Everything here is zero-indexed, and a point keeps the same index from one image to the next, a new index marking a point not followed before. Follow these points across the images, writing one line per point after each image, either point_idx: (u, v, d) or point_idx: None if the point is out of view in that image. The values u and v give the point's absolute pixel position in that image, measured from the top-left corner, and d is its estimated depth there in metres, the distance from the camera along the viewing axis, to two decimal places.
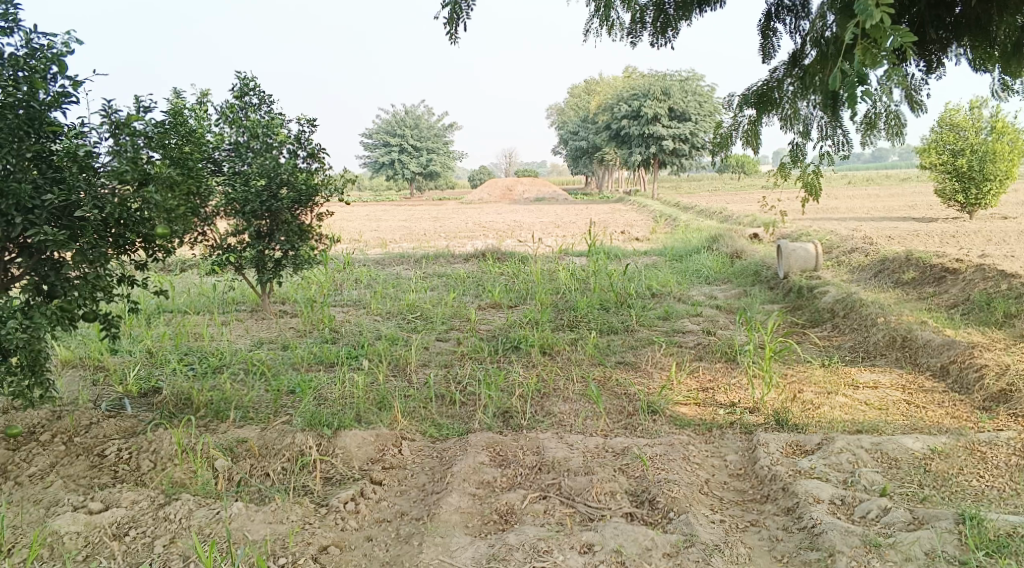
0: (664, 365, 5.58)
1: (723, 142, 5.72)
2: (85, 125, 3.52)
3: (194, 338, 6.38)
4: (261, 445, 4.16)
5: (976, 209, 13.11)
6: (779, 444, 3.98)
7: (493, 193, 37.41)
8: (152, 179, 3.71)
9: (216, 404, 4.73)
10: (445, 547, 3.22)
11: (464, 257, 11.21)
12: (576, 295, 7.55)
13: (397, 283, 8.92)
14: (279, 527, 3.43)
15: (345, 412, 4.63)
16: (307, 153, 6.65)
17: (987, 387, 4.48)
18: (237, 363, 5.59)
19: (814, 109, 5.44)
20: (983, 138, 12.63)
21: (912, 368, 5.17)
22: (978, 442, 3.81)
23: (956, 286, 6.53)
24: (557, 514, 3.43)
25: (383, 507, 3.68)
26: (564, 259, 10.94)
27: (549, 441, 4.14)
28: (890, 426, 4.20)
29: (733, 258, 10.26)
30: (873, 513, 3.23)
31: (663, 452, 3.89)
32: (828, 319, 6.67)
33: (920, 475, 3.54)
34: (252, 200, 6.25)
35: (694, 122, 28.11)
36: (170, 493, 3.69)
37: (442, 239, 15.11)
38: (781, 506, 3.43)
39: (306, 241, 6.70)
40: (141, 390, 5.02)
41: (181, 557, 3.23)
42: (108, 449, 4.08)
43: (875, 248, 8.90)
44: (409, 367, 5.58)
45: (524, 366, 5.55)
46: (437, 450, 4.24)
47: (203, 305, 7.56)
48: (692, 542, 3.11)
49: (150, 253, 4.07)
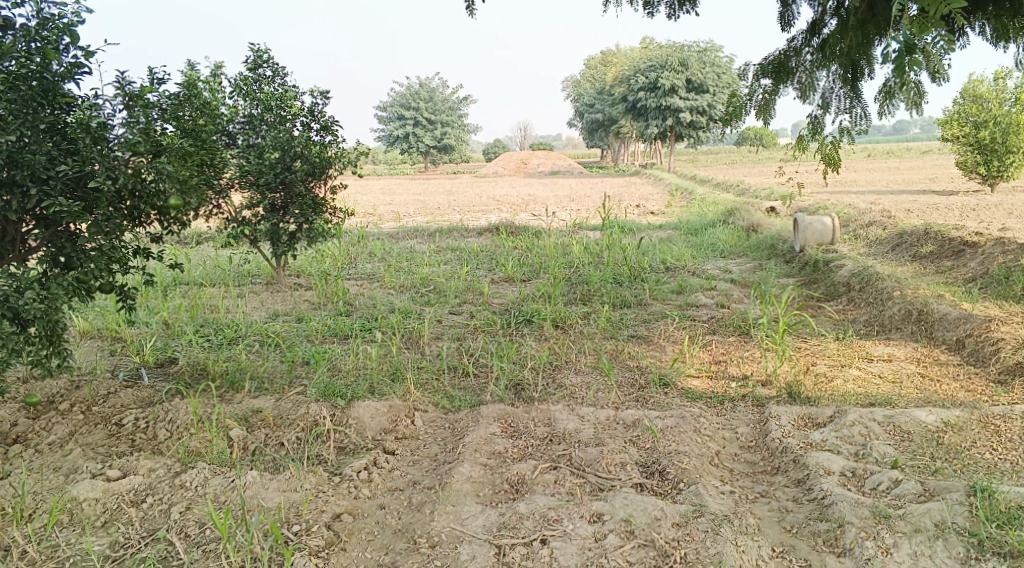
0: (677, 338, 5.58)
1: (736, 112, 5.62)
2: (98, 96, 3.53)
3: (210, 310, 6.45)
4: (276, 416, 4.22)
5: (998, 181, 12.87)
6: (790, 416, 3.97)
7: (507, 167, 37.23)
8: (164, 150, 3.71)
9: (231, 374, 4.79)
10: (456, 515, 3.26)
11: (477, 231, 11.19)
12: (589, 268, 7.53)
13: (410, 256, 8.94)
14: (292, 495, 3.48)
15: (359, 383, 4.67)
16: (321, 125, 6.64)
17: (1003, 361, 4.43)
18: (253, 335, 5.64)
19: (833, 81, 5.36)
20: (1007, 109, 12.32)
21: (927, 342, 5.12)
22: (992, 415, 3.78)
23: (975, 259, 6.45)
24: (568, 484, 3.45)
25: (396, 476, 3.72)
26: (578, 233, 10.90)
27: (561, 413, 4.16)
28: (904, 399, 4.18)
29: (750, 232, 10.17)
30: (883, 485, 3.22)
31: (674, 425, 3.90)
32: (844, 293, 6.61)
33: (932, 447, 3.52)
34: (266, 173, 6.26)
35: (711, 94, 27.71)
36: (187, 462, 3.76)
37: (456, 213, 15.08)
38: (791, 478, 3.44)
39: (320, 214, 6.70)
40: (158, 360, 5.10)
41: (198, 523, 3.29)
42: (125, 418, 4.15)
43: (894, 221, 8.78)
44: (422, 340, 5.61)
45: (536, 339, 5.56)
46: (449, 421, 4.28)
47: (219, 278, 7.62)
48: (701, 512, 3.12)
49: (165, 225, 4.09)
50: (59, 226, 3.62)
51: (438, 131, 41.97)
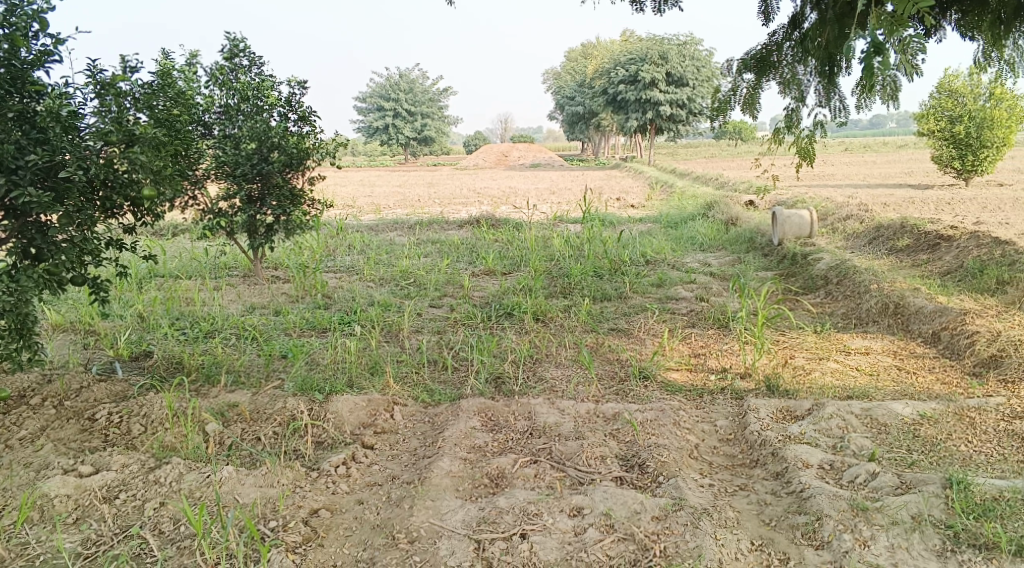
0: (657, 332, 5.58)
1: (721, 107, 5.63)
2: (69, 85, 3.45)
3: (186, 303, 6.35)
4: (253, 410, 4.18)
5: (972, 176, 13.04)
6: (769, 410, 3.99)
7: (488, 159, 37.13)
8: (137, 140, 3.59)
9: (207, 368, 4.72)
10: (435, 510, 3.23)
11: (458, 224, 11.14)
12: (570, 262, 7.52)
13: (390, 249, 8.88)
14: (269, 491, 3.43)
15: (338, 377, 4.63)
16: (299, 116, 6.55)
17: (978, 353, 4.48)
18: (229, 328, 5.57)
19: (812, 75, 5.37)
20: (982, 104, 12.50)
21: (903, 335, 5.17)
22: (967, 407, 3.82)
23: (950, 253, 6.52)
24: (548, 478, 3.44)
25: (374, 471, 3.69)
26: (558, 226, 10.90)
27: (541, 407, 4.15)
28: (881, 392, 4.21)
29: (729, 225, 10.22)
30: (861, 478, 3.24)
31: (654, 418, 3.90)
32: (822, 286, 6.66)
33: (908, 440, 3.55)
34: (242, 163, 6.17)
35: (691, 88, 27.83)
36: (161, 457, 3.70)
37: (437, 205, 15.02)
38: (770, 471, 3.45)
39: (298, 206, 6.61)
40: (132, 353, 5.01)
41: (172, 520, 3.24)
42: (98, 413, 4.07)
43: (870, 215, 8.87)
44: (402, 333, 5.58)
45: (516, 332, 5.55)
46: (429, 415, 4.25)
47: (195, 270, 7.51)
48: (681, 506, 3.12)
49: (139, 217, 4.01)
50: (28, 217, 3.53)
51: (418, 123, 41.73)
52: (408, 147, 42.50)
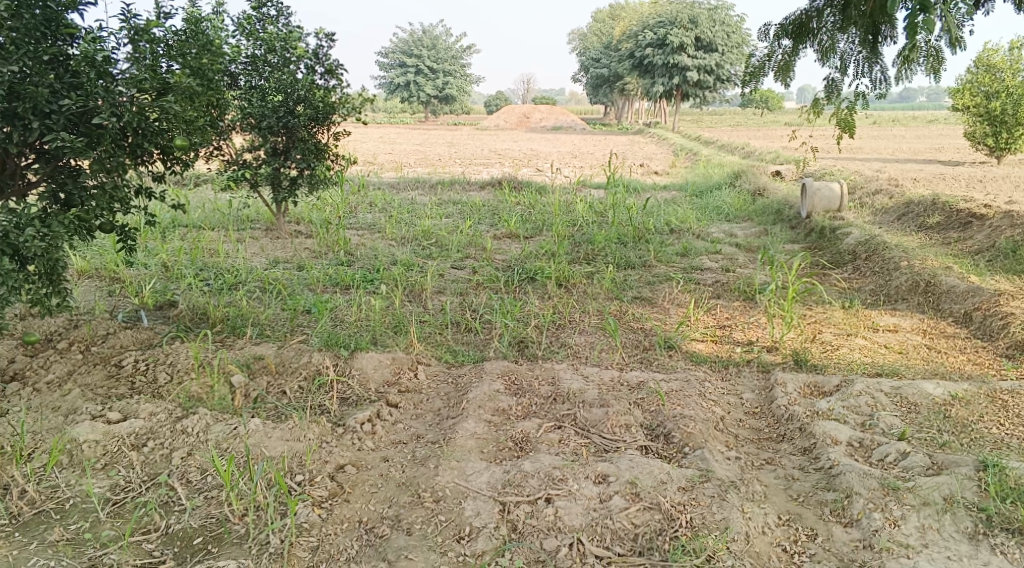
0: (682, 302, 5.53)
1: (754, 73, 5.54)
2: (103, 30, 3.41)
3: (210, 254, 6.36)
4: (278, 363, 4.20)
5: (1006, 153, 12.71)
6: (796, 384, 3.96)
7: (510, 120, 36.72)
8: (170, 89, 3.60)
9: (232, 320, 4.74)
10: (461, 471, 3.25)
11: (480, 186, 11.04)
12: (593, 228, 7.45)
13: (411, 208, 8.83)
14: (295, 445, 3.45)
15: (362, 335, 4.64)
16: (325, 69, 6.46)
17: (1012, 335, 4.40)
18: (253, 281, 5.59)
19: (854, 45, 5.17)
20: (1020, 80, 12.11)
21: (934, 313, 5.09)
22: (1000, 390, 3.77)
23: (982, 232, 6.40)
24: (572, 444, 3.45)
25: (399, 429, 3.71)
26: (581, 190, 10.80)
27: (565, 372, 4.13)
28: (911, 370, 4.17)
29: (755, 196, 10.05)
30: (891, 457, 3.22)
31: (680, 389, 3.87)
32: (850, 260, 6.57)
33: (939, 420, 3.52)
34: (268, 116, 6.13)
35: (719, 53, 27.17)
36: (188, 407, 3.71)
37: (458, 165, 14.91)
38: (797, 446, 3.44)
39: (321, 160, 6.55)
40: (157, 302, 5.03)
41: (199, 469, 3.28)
42: (125, 360, 4.10)
43: (901, 191, 8.68)
44: (424, 294, 5.56)
45: (540, 297, 5.53)
46: (453, 376, 4.25)
47: (218, 221, 7.51)
48: (708, 478, 3.12)
49: (167, 165, 3.97)
50: (59, 161, 3.52)
51: (439, 81, 41.26)
52: (429, 105, 42.13)
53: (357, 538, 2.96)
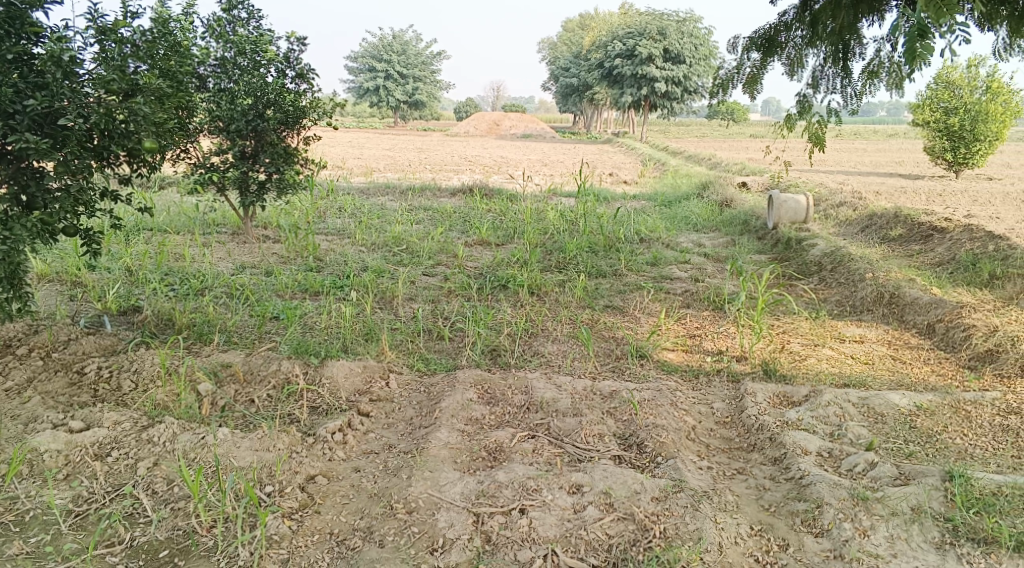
0: (653, 311, 5.57)
1: (724, 84, 5.64)
2: (69, 29, 3.32)
3: (175, 258, 6.23)
4: (246, 371, 4.12)
5: (963, 168, 13.09)
6: (765, 394, 4.02)
7: (479, 126, 36.71)
8: (140, 91, 3.51)
9: (199, 326, 4.64)
10: (434, 481, 3.22)
11: (450, 192, 11.01)
12: (565, 236, 7.47)
13: (381, 214, 8.77)
14: (265, 455, 3.38)
15: (332, 342, 4.58)
16: (296, 73, 6.39)
17: (974, 347, 4.50)
18: (220, 287, 5.49)
19: (822, 61, 5.34)
20: (977, 97, 12.49)
21: (898, 325, 5.20)
22: (963, 401, 3.86)
23: (943, 245, 6.57)
24: (546, 454, 3.44)
25: (371, 439, 3.67)
26: (552, 198, 10.84)
27: (537, 381, 4.13)
28: (877, 381, 4.25)
29: (722, 207, 10.19)
30: (860, 467, 3.27)
31: (652, 397, 3.90)
32: (815, 271, 6.69)
33: (905, 431, 3.59)
34: (237, 119, 6.03)
35: (687, 65, 27.54)
36: (153, 415, 3.62)
37: (427, 171, 14.86)
38: (768, 456, 3.48)
39: (291, 165, 6.47)
40: (121, 307, 4.90)
41: (165, 480, 3.19)
42: (88, 366, 3.99)
43: (864, 203, 8.88)
44: (395, 301, 5.52)
45: (512, 305, 5.52)
46: (425, 385, 4.22)
47: (183, 225, 7.36)
48: (681, 488, 3.13)
49: (134, 168, 3.87)
50: (22, 162, 3.39)
51: (409, 86, 41.13)
52: (398, 110, 41.95)
53: (328, 550, 2.91)
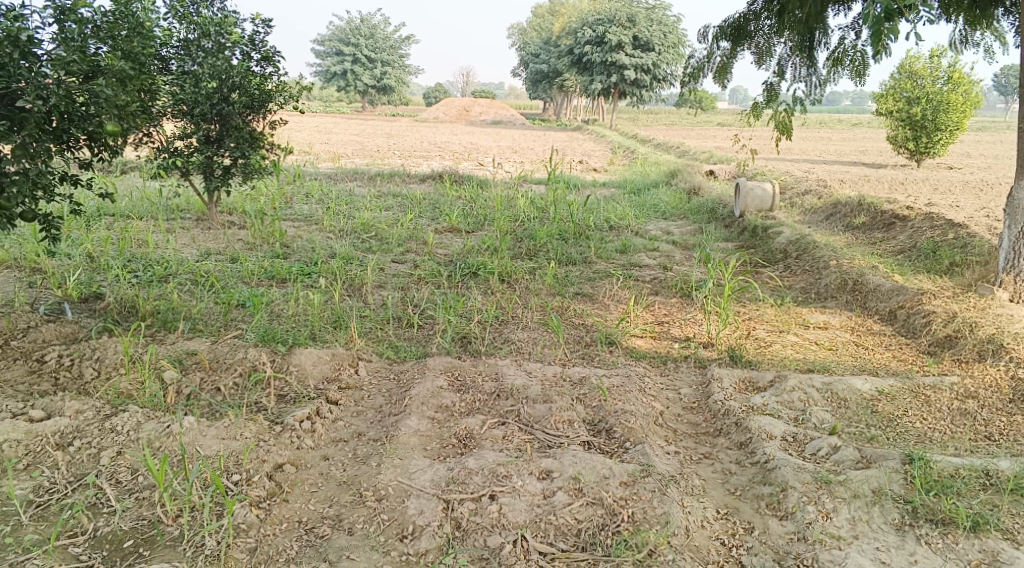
0: (622, 298, 5.61)
1: (694, 73, 5.68)
2: (26, 7, 3.22)
3: (138, 245, 6.10)
4: (212, 359, 4.05)
5: (925, 157, 13.36)
6: (732, 379, 4.08)
7: (449, 112, 36.45)
8: (101, 72, 3.45)
9: (163, 314, 4.55)
10: (404, 468, 3.21)
11: (419, 178, 10.94)
12: (535, 223, 7.47)
13: (349, 199, 8.68)
14: (232, 443, 3.34)
15: (300, 330, 4.53)
16: (261, 56, 6.27)
17: (934, 333, 4.60)
18: (184, 274, 5.39)
19: (790, 49, 5.36)
20: (939, 87, 12.74)
21: (861, 311, 5.31)
22: (923, 385, 3.97)
23: (904, 233, 6.71)
24: (516, 440, 3.46)
25: (340, 427, 3.64)
26: (522, 185, 10.83)
27: (508, 368, 4.14)
28: (840, 366, 4.34)
29: (691, 195, 10.28)
30: (823, 451, 3.35)
31: (621, 384, 3.93)
32: (781, 259, 6.79)
33: (867, 415, 3.68)
34: (201, 103, 5.90)
35: (657, 53, 27.62)
36: (117, 404, 3.55)
37: (396, 157, 14.73)
38: (734, 440, 3.54)
39: (256, 150, 6.36)
40: (82, 294, 4.78)
41: (130, 469, 3.14)
42: (48, 355, 3.89)
43: (829, 191, 9.02)
44: (364, 288, 5.48)
45: (482, 292, 5.51)
46: (395, 372, 4.20)
47: (146, 210, 7.20)
48: (649, 472, 3.17)
49: (95, 152, 3.78)
50: None
51: (377, 70, 40.64)
52: (367, 95, 41.45)
53: (296, 538, 2.89)
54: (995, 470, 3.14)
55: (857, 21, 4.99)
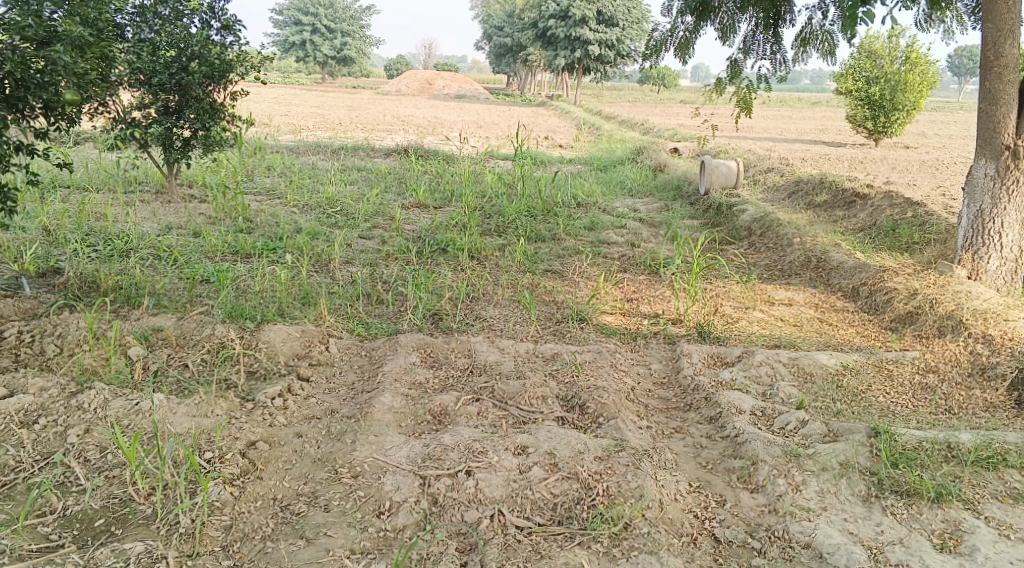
0: (591, 275, 5.64)
1: (657, 47, 5.69)
2: None
3: (96, 218, 5.91)
4: (179, 336, 3.97)
5: (882, 137, 13.63)
6: (700, 354, 4.16)
7: (411, 85, 35.90)
8: (57, 38, 3.31)
9: (126, 289, 4.43)
10: (379, 445, 3.21)
11: (384, 152, 10.80)
12: (503, 200, 7.45)
13: (313, 173, 8.52)
14: (203, 421, 3.29)
15: (268, 306, 4.46)
16: (222, 24, 6.09)
17: (895, 309, 4.74)
18: (145, 248, 5.25)
19: (755, 27, 5.41)
20: (897, 67, 12.99)
21: (824, 288, 5.43)
22: (885, 360, 4.09)
23: (864, 211, 6.87)
24: (491, 416, 3.48)
25: (312, 403, 3.61)
26: (489, 161, 10.76)
27: (480, 344, 4.14)
28: (806, 342, 4.45)
29: (656, 172, 10.34)
30: (791, 425, 3.44)
31: (593, 359, 3.97)
32: (745, 236, 6.90)
33: (832, 390, 3.79)
34: (160, 72, 5.73)
35: (621, 29, 27.54)
36: (82, 381, 3.46)
37: (359, 130, 14.49)
38: (704, 415, 3.61)
39: (217, 121, 6.18)
40: (39, 269, 4.63)
41: (98, 447, 3.07)
42: (7, 330, 3.77)
43: (791, 170, 9.17)
44: (332, 264, 5.41)
45: (452, 269, 5.49)
46: (366, 349, 4.17)
47: (103, 182, 6.97)
48: (623, 447, 3.22)
49: (52, 121, 3.63)
50: None
51: (338, 41, 39.79)
52: (327, 66, 40.58)
53: (272, 515, 2.88)
54: (957, 443, 3.27)
55: (824, 1, 5.05)
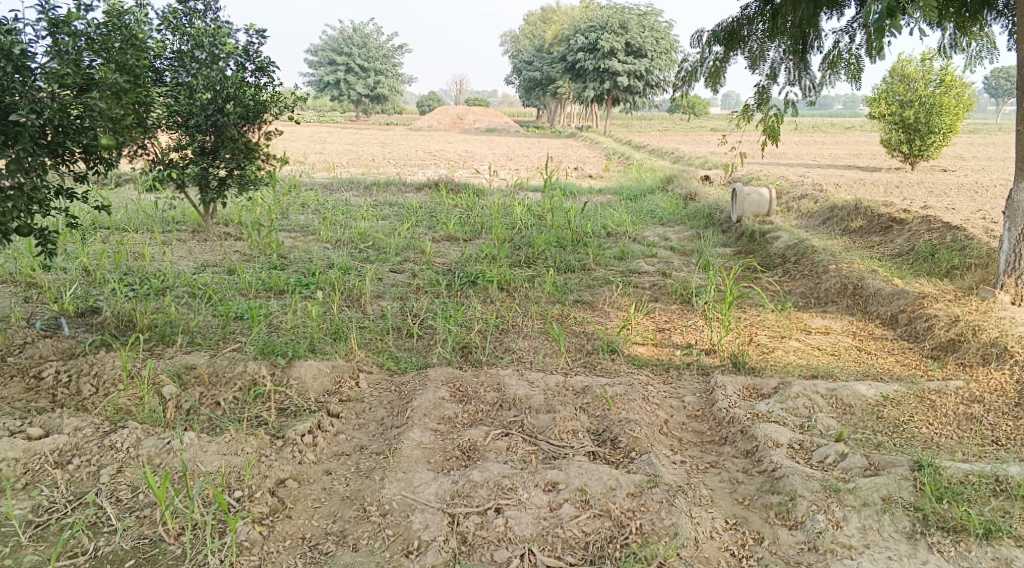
0: (622, 305, 5.58)
1: (688, 77, 5.69)
2: (18, 21, 3.24)
3: (134, 258, 6.06)
4: (212, 373, 4.00)
5: (919, 160, 13.38)
6: (735, 386, 4.06)
7: (442, 120, 36.45)
8: (95, 85, 3.42)
9: (161, 327, 4.50)
10: (408, 482, 3.18)
11: (415, 187, 10.92)
12: (532, 231, 7.45)
13: (346, 209, 8.64)
14: (233, 458, 3.30)
15: (299, 342, 4.49)
16: (256, 66, 6.25)
17: (937, 337, 4.59)
18: (181, 286, 5.35)
19: (782, 53, 5.35)
20: (932, 90, 12.78)
21: (862, 315, 5.29)
22: (927, 390, 3.95)
23: (902, 236, 6.71)
24: (521, 451, 3.43)
25: (341, 440, 3.61)
26: (519, 193, 10.79)
27: (509, 377, 4.10)
28: (844, 371, 4.33)
29: (687, 201, 10.27)
30: (830, 458, 3.33)
31: (624, 392, 3.90)
32: (780, 264, 6.78)
33: (873, 421, 3.66)
34: (196, 114, 5.88)
35: (649, 59, 27.67)
36: (116, 420, 3.50)
37: (391, 166, 14.71)
38: (740, 449, 3.52)
39: (252, 160, 6.31)
40: (78, 308, 4.74)
41: (130, 487, 3.10)
42: (45, 370, 3.85)
43: (825, 196, 9.01)
44: (363, 299, 5.44)
45: (481, 301, 5.49)
46: (395, 384, 4.16)
47: (142, 222, 7.16)
48: (656, 483, 3.14)
49: (90, 165, 3.74)
50: None
51: (370, 80, 40.67)
52: (360, 104, 41.45)
53: (300, 554, 2.86)
54: (1006, 476, 3.12)
55: (851, 24, 5.00)
